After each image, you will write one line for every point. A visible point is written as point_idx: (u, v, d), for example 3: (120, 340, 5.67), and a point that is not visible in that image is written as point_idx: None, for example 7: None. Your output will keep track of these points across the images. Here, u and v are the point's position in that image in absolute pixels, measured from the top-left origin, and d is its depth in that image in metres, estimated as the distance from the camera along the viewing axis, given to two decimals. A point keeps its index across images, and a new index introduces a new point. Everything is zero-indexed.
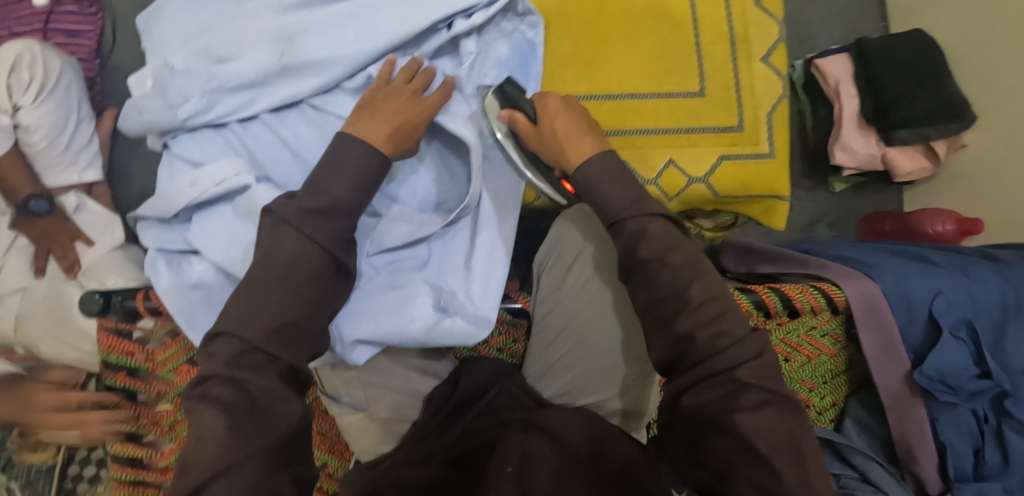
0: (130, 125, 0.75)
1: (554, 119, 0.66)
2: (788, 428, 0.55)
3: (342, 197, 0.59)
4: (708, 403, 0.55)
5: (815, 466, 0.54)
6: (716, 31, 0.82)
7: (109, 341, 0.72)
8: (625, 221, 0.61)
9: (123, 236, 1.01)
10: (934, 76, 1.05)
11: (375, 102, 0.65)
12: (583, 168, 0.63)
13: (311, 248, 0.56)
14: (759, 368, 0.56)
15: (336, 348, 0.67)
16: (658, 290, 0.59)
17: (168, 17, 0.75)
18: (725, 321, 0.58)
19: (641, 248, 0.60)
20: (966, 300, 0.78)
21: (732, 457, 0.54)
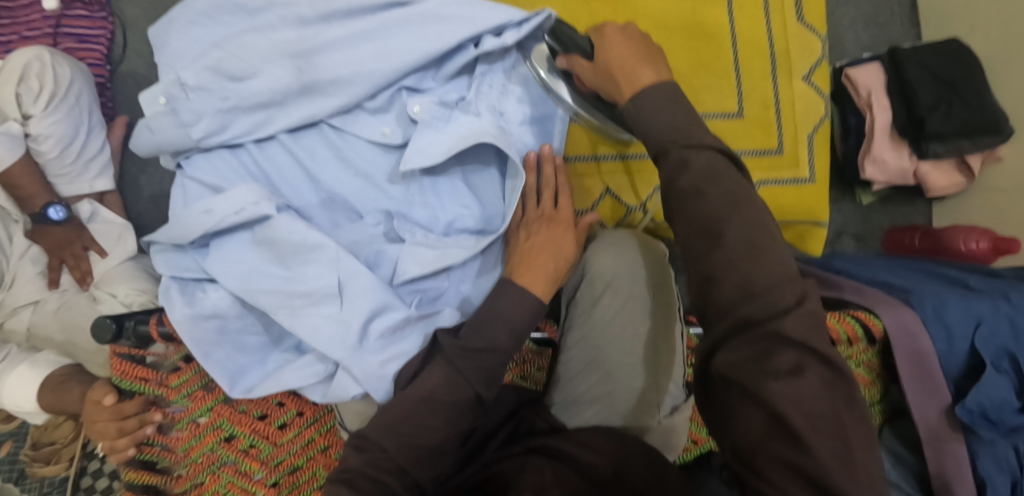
0: (142, 144, 0.73)
1: (607, 51, 0.59)
2: (827, 395, 0.48)
3: (506, 308, 0.63)
4: (740, 362, 0.49)
5: (862, 446, 0.47)
6: (757, 48, 0.82)
7: (121, 367, 0.69)
8: (670, 150, 0.54)
9: (135, 245, 0.99)
10: (972, 87, 1.00)
11: (530, 249, 0.67)
12: (634, 99, 0.56)
13: (483, 342, 0.61)
14: (803, 318, 0.48)
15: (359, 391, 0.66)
16: (693, 224, 0.53)
17: (179, 29, 0.72)
18: (760, 264, 0.50)
19: (683, 177, 0.53)
20: (1008, 330, 0.74)
21: (762, 432, 0.48)
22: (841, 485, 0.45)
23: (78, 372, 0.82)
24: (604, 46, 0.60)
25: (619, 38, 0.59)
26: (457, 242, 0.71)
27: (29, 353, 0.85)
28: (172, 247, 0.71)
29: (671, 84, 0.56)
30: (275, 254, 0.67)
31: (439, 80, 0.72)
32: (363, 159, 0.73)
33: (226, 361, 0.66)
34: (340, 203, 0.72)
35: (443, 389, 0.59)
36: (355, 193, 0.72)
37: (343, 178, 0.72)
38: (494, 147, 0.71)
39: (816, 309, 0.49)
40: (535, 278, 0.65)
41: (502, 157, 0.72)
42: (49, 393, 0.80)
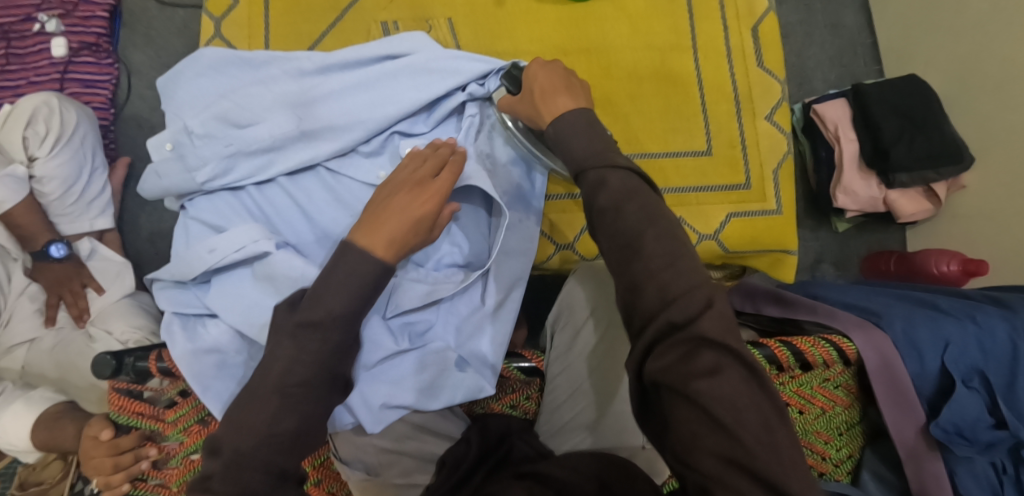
0: (148, 190, 0.77)
1: (532, 82, 0.65)
2: (747, 390, 0.51)
3: (349, 268, 0.57)
4: (668, 367, 0.51)
5: (783, 430, 0.51)
6: (721, 92, 0.87)
7: (120, 402, 0.69)
8: (585, 170, 0.59)
9: (133, 282, 1.02)
10: (930, 120, 1.06)
11: (378, 208, 0.61)
12: (555, 123, 0.62)
13: (319, 313, 0.55)
14: (714, 320, 0.52)
15: (358, 415, 0.66)
16: (615, 239, 0.57)
17: (185, 80, 0.76)
18: (674, 271, 0.54)
19: (600, 196, 0.58)
20: (977, 348, 0.78)
21: (693, 429, 0.50)
22: (772, 470, 0.48)
23: (72, 409, 0.83)
24: (529, 77, 0.66)
25: (541, 71, 0.66)
26: (448, 276, 0.74)
27: (23, 391, 0.86)
28: (174, 285, 0.75)
29: (586, 111, 0.62)
30: (275, 288, 0.69)
31: (430, 123, 0.76)
32: (356, 199, 0.75)
33: (222, 394, 0.67)
34: (334, 243, 0.73)
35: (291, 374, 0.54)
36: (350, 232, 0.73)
37: (340, 217, 0.73)
38: (481, 190, 0.75)
39: (724, 308, 0.53)
40: (377, 238, 0.58)
41: (488, 200, 0.77)
42: (43, 431, 0.81)
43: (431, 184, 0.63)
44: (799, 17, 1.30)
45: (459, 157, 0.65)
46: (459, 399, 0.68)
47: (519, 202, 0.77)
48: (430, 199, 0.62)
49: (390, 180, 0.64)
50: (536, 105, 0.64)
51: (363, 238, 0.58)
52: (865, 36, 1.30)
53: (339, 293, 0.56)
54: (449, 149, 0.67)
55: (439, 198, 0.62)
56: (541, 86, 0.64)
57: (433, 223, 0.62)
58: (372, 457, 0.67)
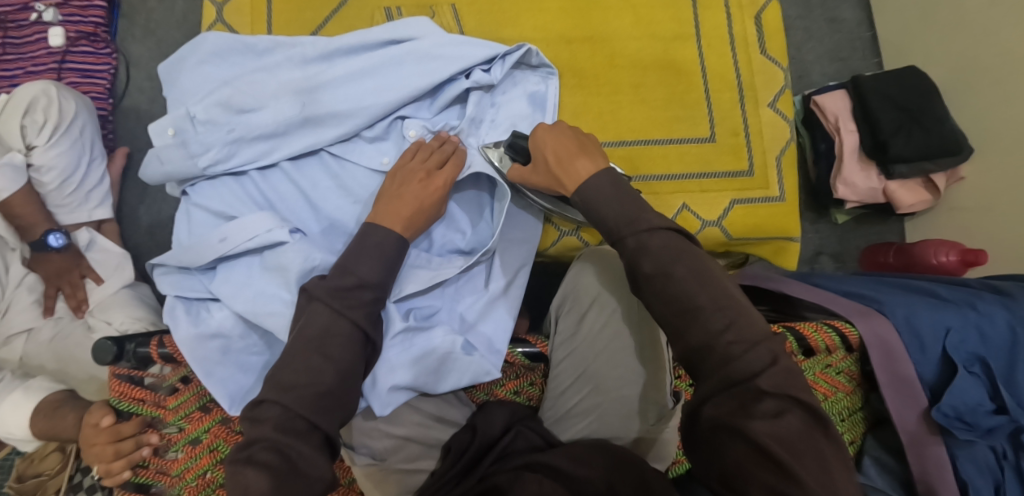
0: (150, 175, 0.75)
1: (545, 150, 0.66)
2: (807, 437, 0.52)
3: (377, 241, 0.63)
4: (727, 413, 0.53)
5: (844, 478, 0.51)
6: (724, 80, 0.87)
7: (120, 388, 0.68)
8: (625, 238, 0.59)
9: (132, 273, 1.02)
10: (930, 112, 1.07)
11: (394, 191, 0.67)
12: (580, 192, 0.63)
13: (351, 279, 0.60)
14: (778, 375, 0.53)
15: (370, 397, 0.65)
16: (668, 305, 0.57)
17: (189, 67, 0.76)
18: (735, 331, 0.55)
19: (644, 263, 0.58)
20: (976, 336, 0.79)
21: (751, 468, 0.51)
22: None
23: (72, 398, 0.83)
24: (539, 145, 0.67)
25: (550, 137, 0.67)
26: (450, 261, 0.74)
27: (23, 380, 0.85)
28: (177, 270, 0.73)
29: (608, 175, 0.63)
30: (284, 279, 0.67)
31: (433, 110, 0.77)
32: (359, 186, 0.75)
33: (227, 380, 0.66)
34: (339, 230, 0.73)
35: (327, 334, 0.57)
36: (355, 219, 0.73)
37: (346, 205, 0.74)
38: (488, 175, 0.76)
39: (788, 365, 0.54)
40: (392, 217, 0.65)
41: (493, 182, 0.77)
42: (42, 419, 0.80)
43: (437, 177, 0.68)
44: (797, 11, 1.30)
45: (460, 151, 0.71)
46: (466, 382, 0.67)
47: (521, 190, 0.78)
48: (438, 193, 0.68)
49: (408, 160, 0.71)
50: (557, 174, 0.65)
51: (381, 219, 0.65)
52: (864, 29, 1.30)
53: (369, 263, 0.61)
54: (445, 141, 0.72)
55: (444, 191, 0.68)
56: (555, 153, 0.66)
57: (438, 212, 0.69)
58: (378, 442, 0.67)
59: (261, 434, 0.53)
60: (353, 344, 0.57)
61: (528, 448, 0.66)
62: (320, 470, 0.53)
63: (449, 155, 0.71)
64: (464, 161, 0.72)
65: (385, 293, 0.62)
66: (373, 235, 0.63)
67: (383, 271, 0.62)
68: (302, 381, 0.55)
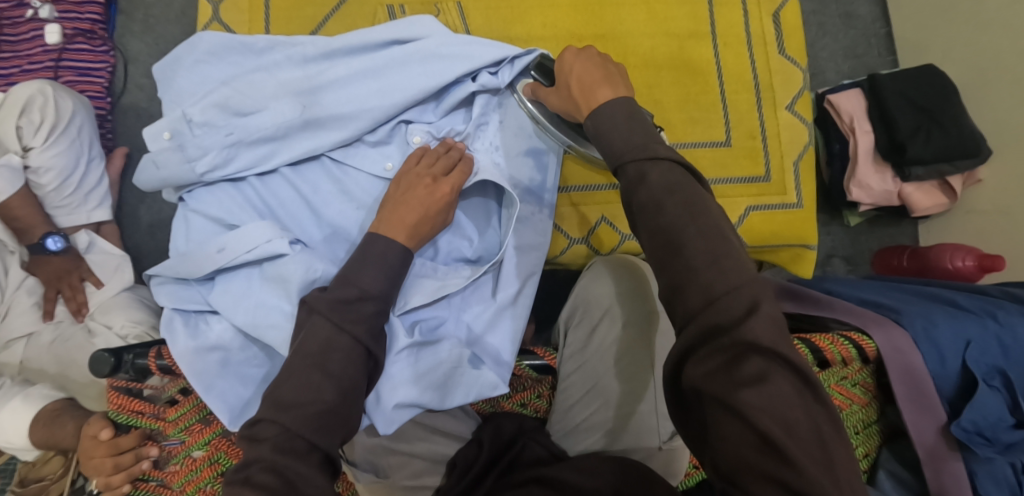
0: (146, 181, 0.73)
1: (568, 75, 0.61)
2: (797, 399, 0.46)
3: (380, 251, 0.61)
4: (710, 373, 0.47)
5: (836, 442, 0.46)
6: (741, 80, 0.85)
7: (118, 401, 0.67)
8: (625, 164, 0.55)
9: (132, 276, 1.00)
10: (950, 111, 1.04)
11: (400, 197, 0.65)
12: (593, 117, 0.58)
13: (352, 290, 0.58)
14: (764, 324, 0.47)
15: (372, 413, 0.63)
16: (654, 236, 0.52)
17: (185, 67, 0.74)
18: (719, 270, 0.50)
19: (639, 192, 0.53)
20: (997, 348, 0.77)
21: (736, 443, 0.46)
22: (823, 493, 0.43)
23: (71, 406, 0.81)
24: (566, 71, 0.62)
25: (577, 63, 0.61)
26: (456, 271, 0.72)
27: (22, 387, 0.84)
28: (174, 280, 0.71)
29: (626, 103, 0.57)
30: (285, 290, 0.65)
31: (439, 113, 0.74)
32: (363, 191, 0.72)
33: (227, 393, 0.64)
34: (341, 237, 0.71)
35: (328, 350, 0.55)
36: (358, 227, 0.71)
37: (349, 212, 0.71)
38: (494, 183, 0.74)
39: (774, 311, 0.48)
40: (397, 227, 0.63)
41: (501, 190, 0.75)
42: (41, 428, 0.79)
43: (443, 182, 0.66)
44: (812, 7, 1.27)
45: (468, 159, 0.69)
46: (473, 397, 0.65)
47: (531, 195, 0.75)
48: (444, 198, 0.66)
49: (415, 164, 0.68)
50: (576, 99, 0.60)
51: (384, 229, 0.62)
52: (879, 26, 1.27)
53: (371, 274, 0.59)
54: (450, 148, 0.70)
55: (451, 196, 0.66)
56: (578, 80, 0.60)
57: (445, 217, 0.67)
58: (382, 459, 0.66)
59: (259, 454, 0.51)
60: (355, 361, 0.55)
61: (533, 461, 0.64)
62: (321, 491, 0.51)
63: (453, 159, 0.69)
64: (472, 169, 0.69)
65: (388, 305, 0.60)
66: (377, 243, 0.61)
67: (386, 283, 0.60)
68: (303, 399, 0.53)
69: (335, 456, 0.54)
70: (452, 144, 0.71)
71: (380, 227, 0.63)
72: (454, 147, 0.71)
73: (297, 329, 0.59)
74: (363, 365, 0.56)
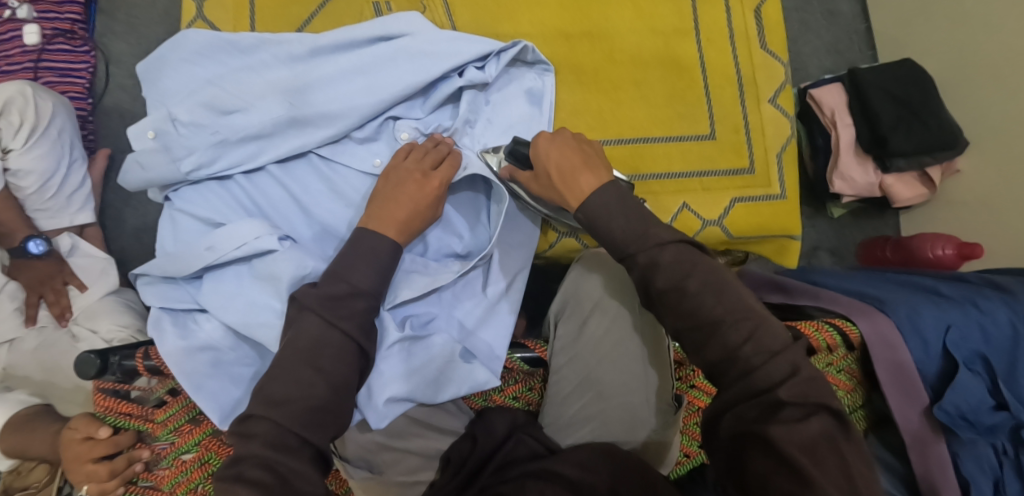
0: (131, 181, 0.73)
1: (545, 163, 0.65)
2: (829, 443, 0.51)
3: (370, 247, 0.61)
4: (747, 422, 0.53)
5: (864, 481, 0.51)
6: (725, 74, 0.86)
7: (105, 403, 0.66)
8: (637, 255, 0.59)
9: (117, 280, 0.99)
10: (927, 106, 1.06)
11: (388, 192, 0.65)
12: (583, 209, 0.62)
13: (342, 286, 0.58)
14: (798, 385, 0.53)
15: (364, 408, 0.63)
16: (685, 317, 0.57)
17: (170, 66, 0.73)
18: (754, 343, 0.55)
19: (658, 278, 0.58)
20: (978, 334, 0.79)
21: (770, 479, 0.50)
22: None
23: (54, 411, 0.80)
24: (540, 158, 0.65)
25: (549, 147, 0.65)
26: (446, 267, 0.72)
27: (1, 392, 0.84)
28: (162, 279, 0.71)
29: (614, 191, 0.61)
30: (276, 288, 0.65)
31: (426, 109, 0.74)
32: (352, 189, 0.72)
33: (218, 393, 0.63)
34: (331, 235, 0.71)
35: (319, 346, 0.55)
36: (346, 224, 0.71)
37: (338, 210, 0.71)
38: (482, 177, 0.74)
39: (809, 375, 0.54)
40: (387, 223, 0.63)
41: (489, 184, 0.75)
42: (13, 435, 0.77)
43: (433, 176, 0.66)
44: (794, 3, 1.29)
45: (456, 153, 0.69)
46: (465, 391, 0.65)
47: None
48: (434, 193, 0.66)
49: (403, 160, 0.68)
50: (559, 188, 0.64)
51: (372, 224, 0.62)
52: (859, 22, 1.29)
53: (362, 270, 0.59)
54: (437, 142, 0.71)
55: (441, 191, 0.67)
56: (557, 167, 0.64)
57: (435, 211, 0.67)
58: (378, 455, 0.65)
59: (250, 450, 0.51)
60: (347, 356, 0.56)
61: (530, 454, 0.64)
62: (315, 485, 0.51)
63: (443, 153, 0.69)
64: (459, 161, 0.69)
65: (378, 301, 0.60)
66: (367, 238, 0.61)
67: (377, 278, 0.60)
68: (294, 395, 0.53)
69: (327, 451, 0.54)
70: (440, 140, 0.71)
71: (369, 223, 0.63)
72: (442, 142, 0.71)
73: (287, 326, 0.59)
74: (354, 361, 0.56)
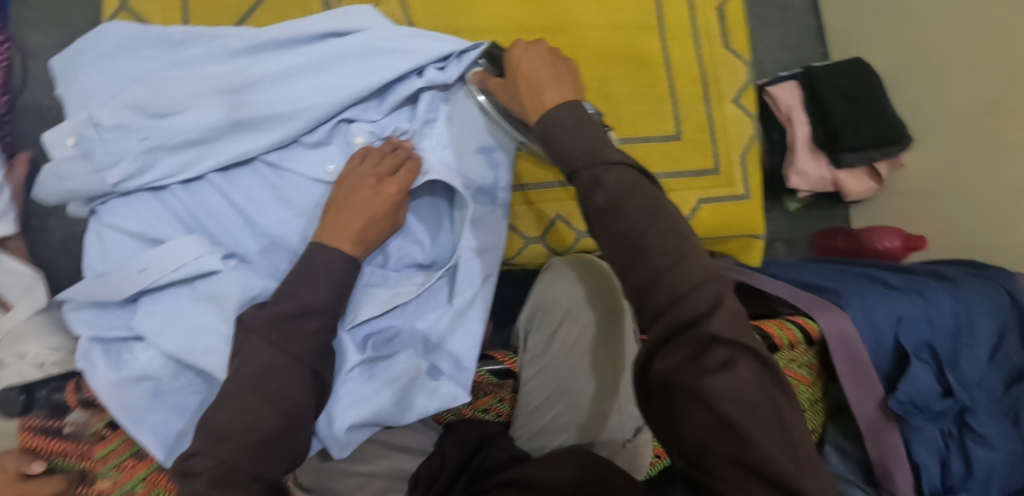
0: (47, 193, 0.65)
1: (516, 71, 0.61)
2: (761, 386, 0.47)
3: (324, 263, 0.57)
4: (677, 366, 0.48)
5: (798, 423, 0.47)
6: (689, 73, 0.85)
7: (34, 442, 0.60)
8: (579, 169, 0.54)
9: (45, 297, 0.91)
10: (875, 102, 1.09)
11: (343, 202, 0.61)
12: (542, 121, 0.57)
13: (293, 306, 0.54)
14: (728, 315, 0.48)
15: (323, 436, 0.59)
16: (616, 240, 0.52)
17: (89, 62, 0.66)
18: (683, 268, 0.50)
19: (597, 196, 0.53)
20: (926, 322, 0.83)
21: (705, 435, 0.47)
22: (794, 477, 0.44)
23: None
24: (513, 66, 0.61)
25: (524, 58, 0.61)
26: (410, 278, 0.69)
27: None
28: (90, 305, 0.63)
29: (576, 106, 0.57)
30: (220, 309, 0.60)
31: (382, 111, 0.70)
32: (301, 196, 0.67)
33: (159, 425, 0.59)
34: (281, 248, 0.66)
35: (268, 373, 0.51)
36: (298, 236, 0.66)
37: (287, 220, 0.66)
38: (443, 182, 0.70)
39: (736, 304, 0.49)
40: (346, 237, 0.59)
41: (451, 190, 0.71)
42: None
43: (389, 184, 0.63)
44: None
45: (416, 158, 0.66)
46: (433, 410, 0.62)
47: (483, 194, 0.72)
48: (393, 200, 0.62)
49: (355, 167, 0.64)
50: (524, 104, 0.60)
51: (331, 240, 0.59)
52: (810, 18, 1.31)
53: (316, 288, 0.55)
54: (396, 147, 0.66)
55: (400, 198, 0.63)
56: (527, 77, 0.60)
57: (394, 220, 0.63)
58: (340, 483, 0.62)
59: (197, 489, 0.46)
60: (301, 382, 0.52)
61: (498, 462, 0.64)
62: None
63: (406, 156, 0.66)
64: (420, 169, 0.66)
65: (336, 321, 0.57)
66: (321, 254, 0.57)
67: (333, 296, 0.56)
68: (240, 429, 0.49)
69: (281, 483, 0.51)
70: (400, 143, 0.67)
71: (325, 239, 0.59)
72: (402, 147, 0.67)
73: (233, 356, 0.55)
74: (307, 384, 0.52)
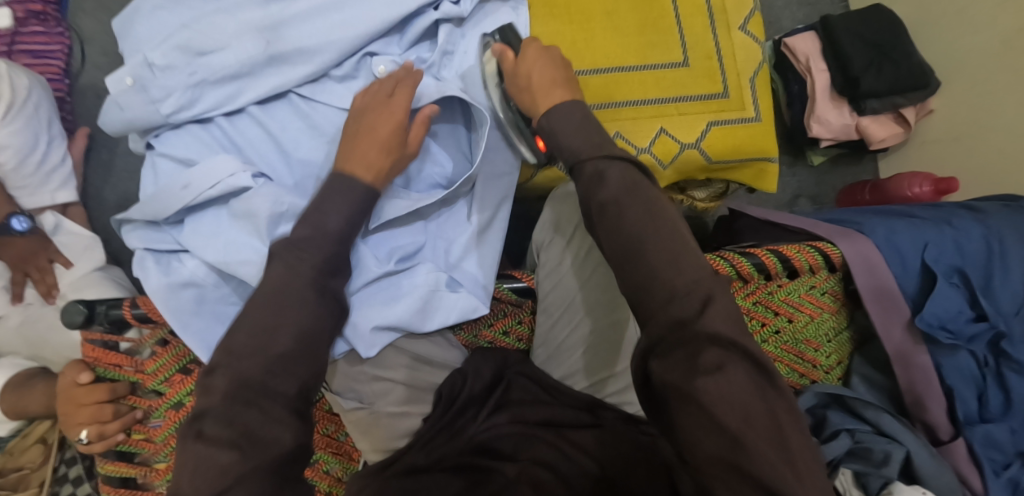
0: (110, 123, 0.71)
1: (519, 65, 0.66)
2: (754, 389, 0.49)
3: (347, 177, 0.61)
4: (671, 366, 0.50)
5: (794, 431, 0.49)
6: (695, 4, 0.86)
7: (94, 354, 0.66)
8: (584, 162, 0.59)
9: (103, 255, 1.00)
10: (898, 44, 1.08)
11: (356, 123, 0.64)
12: (548, 114, 0.63)
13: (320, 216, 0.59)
14: (722, 317, 0.50)
15: (348, 332, 0.65)
16: (618, 236, 0.56)
17: (144, 15, 0.73)
18: (676, 268, 0.53)
19: (599, 189, 0.58)
20: (954, 250, 0.82)
21: (696, 433, 0.49)
22: (783, 479, 0.46)
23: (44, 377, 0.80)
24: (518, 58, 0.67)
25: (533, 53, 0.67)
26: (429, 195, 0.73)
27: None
28: (145, 224, 0.70)
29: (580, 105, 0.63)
30: (254, 226, 0.65)
31: (403, 45, 0.75)
32: (328, 124, 0.72)
33: (203, 332, 0.65)
34: (312, 173, 0.71)
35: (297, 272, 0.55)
36: (327, 161, 0.71)
37: (317, 145, 0.72)
38: (460, 101, 0.74)
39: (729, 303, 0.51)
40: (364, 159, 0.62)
41: (468, 113, 0.75)
42: (10, 394, 0.82)
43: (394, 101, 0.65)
44: None
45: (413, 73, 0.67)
46: (453, 320, 0.69)
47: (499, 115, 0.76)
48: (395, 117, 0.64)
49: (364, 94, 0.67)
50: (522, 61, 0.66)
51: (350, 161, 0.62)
52: None
53: (342, 200, 0.60)
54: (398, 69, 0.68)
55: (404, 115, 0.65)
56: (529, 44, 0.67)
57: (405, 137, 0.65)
58: (367, 387, 0.66)
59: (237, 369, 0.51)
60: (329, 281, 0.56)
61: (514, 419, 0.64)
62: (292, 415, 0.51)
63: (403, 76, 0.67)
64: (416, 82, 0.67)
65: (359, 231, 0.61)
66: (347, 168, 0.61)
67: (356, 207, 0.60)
68: (275, 322, 0.54)
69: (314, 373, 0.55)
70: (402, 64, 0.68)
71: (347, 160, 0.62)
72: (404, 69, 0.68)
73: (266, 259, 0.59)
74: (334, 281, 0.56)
